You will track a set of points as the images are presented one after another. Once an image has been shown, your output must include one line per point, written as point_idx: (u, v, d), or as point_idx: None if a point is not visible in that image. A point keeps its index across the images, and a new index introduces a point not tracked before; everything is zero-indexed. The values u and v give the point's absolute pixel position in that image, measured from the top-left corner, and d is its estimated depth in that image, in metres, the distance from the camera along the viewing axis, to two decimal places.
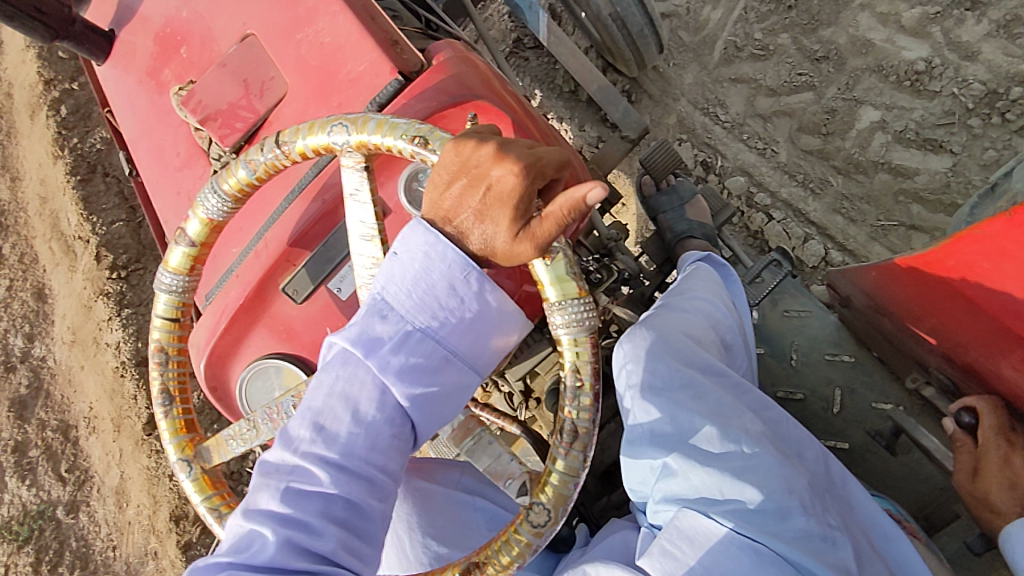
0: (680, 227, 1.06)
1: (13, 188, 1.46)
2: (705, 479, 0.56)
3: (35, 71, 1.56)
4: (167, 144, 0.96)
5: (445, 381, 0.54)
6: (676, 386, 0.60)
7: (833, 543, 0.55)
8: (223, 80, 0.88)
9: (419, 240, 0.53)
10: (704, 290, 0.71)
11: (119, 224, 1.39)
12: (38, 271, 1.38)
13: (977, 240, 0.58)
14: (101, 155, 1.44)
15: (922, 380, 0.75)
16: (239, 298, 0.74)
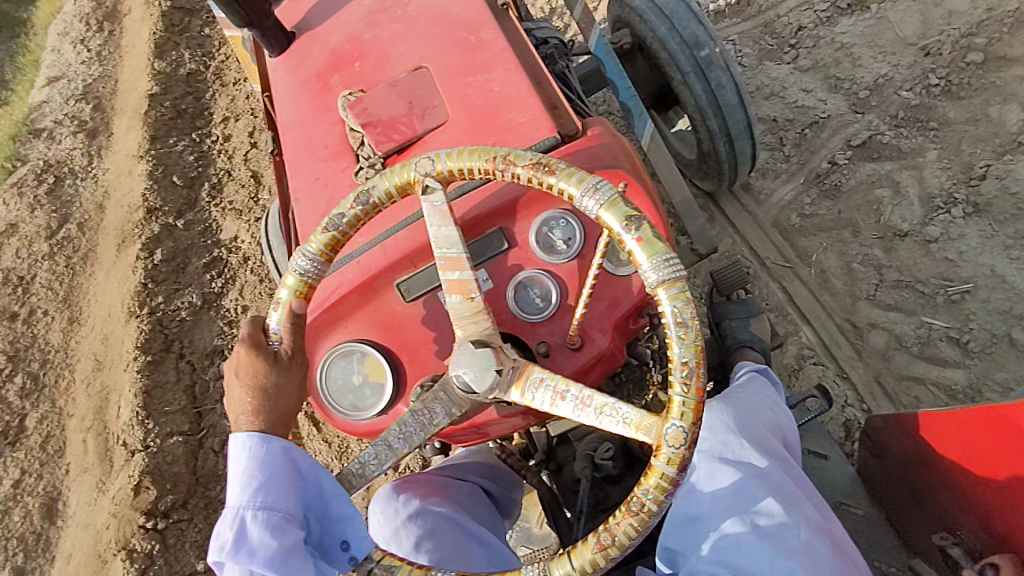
0: (742, 336, 1.03)
1: (68, 333, 1.30)
2: (758, 561, 0.57)
3: (140, 192, 1.43)
4: (318, 135, 1.04)
5: (297, 538, 0.63)
6: (743, 461, 0.64)
7: None
8: (391, 98, 0.99)
9: (235, 456, 0.66)
10: (774, 392, 0.77)
11: (178, 437, 1.19)
12: (60, 470, 1.19)
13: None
14: (184, 330, 1.28)
15: (949, 539, 0.81)
16: (354, 283, 0.83)
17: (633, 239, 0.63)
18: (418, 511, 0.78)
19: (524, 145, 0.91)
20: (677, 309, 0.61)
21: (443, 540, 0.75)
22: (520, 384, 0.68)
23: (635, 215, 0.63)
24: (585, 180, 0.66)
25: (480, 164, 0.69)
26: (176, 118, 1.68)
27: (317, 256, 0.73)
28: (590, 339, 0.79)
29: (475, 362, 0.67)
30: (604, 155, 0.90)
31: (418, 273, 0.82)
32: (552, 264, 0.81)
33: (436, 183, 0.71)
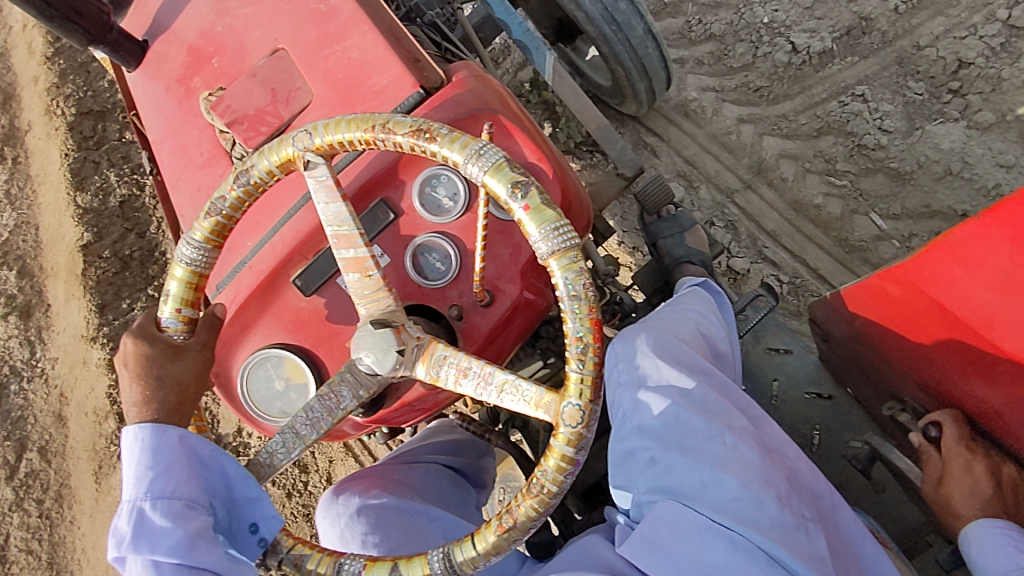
0: (678, 252, 1.24)
1: None
2: (684, 470, 0.70)
3: (103, 391, 1.36)
4: (191, 144, 1.01)
5: (199, 524, 0.68)
6: (665, 382, 0.75)
7: (808, 533, 0.67)
8: (252, 88, 0.96)
9: (130, 442, 0.70)
10: (699, 304, 0.89)
11: None
12: None
13: (952, 246, 0.69)
14: None
15: (897, 408, 0.90)
16: (251, 289, 0.88)
17: (521, 208, 0.67)
18: (363, 507, 0.99)
19: (390, 108, 0.90)
20: (571, 280, 0.66)
21: (389, 530, 0.94)
22: (426, 360, 0.71)
23: (521, 180, 0.67)
24: (468, 145, 0.68)
25: (360, 135, 0.69)
26: (121, 270, 1.43)
27: (203, 246, 0.74)
28: (500, 292, 0.85)
29: (378, 342, 0.69)
30: (470, 102, 0.90)
31: (311, 265, 0.86)
32: (443, 225, 0.85)
33: (318, 158, 0.72)
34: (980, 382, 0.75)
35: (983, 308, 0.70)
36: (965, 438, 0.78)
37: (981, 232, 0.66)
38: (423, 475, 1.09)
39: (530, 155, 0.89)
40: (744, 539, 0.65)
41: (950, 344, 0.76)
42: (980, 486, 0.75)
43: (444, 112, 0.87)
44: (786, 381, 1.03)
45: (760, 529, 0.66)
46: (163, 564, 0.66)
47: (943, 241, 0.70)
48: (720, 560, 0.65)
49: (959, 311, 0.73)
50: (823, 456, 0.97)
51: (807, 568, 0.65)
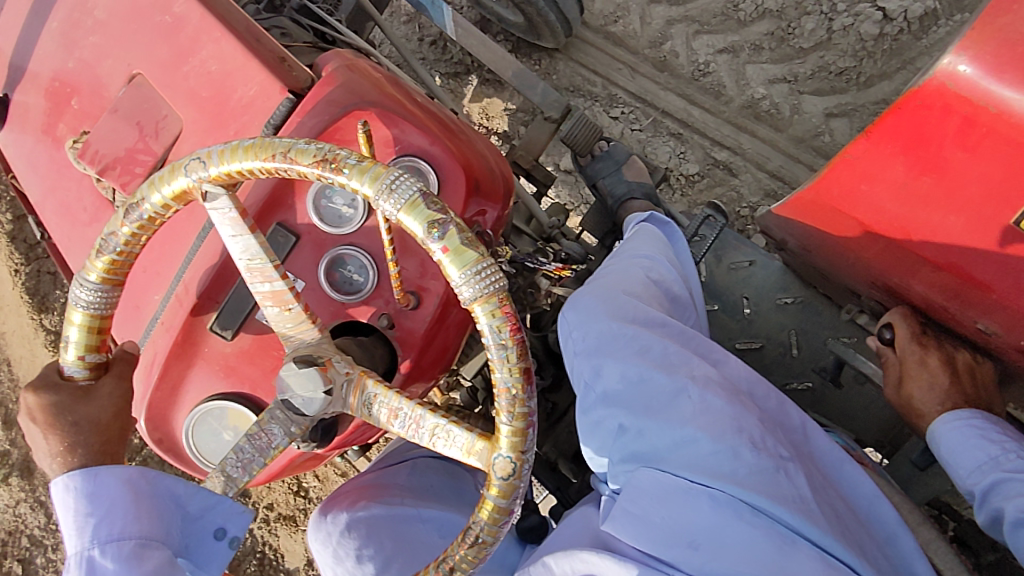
0: (620, 191, 1.41)
1: None
2: (658, 432, 0.83)
3: None
4: (71, 201, 1.24)
5: (156, 557, 0.71)
6: (626, 341, 0.90)
7: (785, 472, 0.81)
8: (119, 127, 1.15)
9: (60, 493, 0.71)
10: (648, 253, 1.06)
11: None
12: None
13: (850, 163, 0.83)
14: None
15: (857, 309, 1.11)
16: (167, 346, 1.04)
17: (440, 250, 0.65)
18: (353, 523, 1.06)
19: (262, 111, 1.13)
20: (495, 327, 0.66)
21: (384, 541, 1.03)
22: (357, 395, 0.74)
23: (438, 220, 0.65)
24: (379, 178, 0.65)
25: (260, 164, 0.66)
26: None
27: (100, 287, 0.72)
28: (426, 291, 1.07)
29: (303, 384, 0.71)
30: (352, 96, 1.16)
31: (222, 310, 1.03)
32: (344, 236, 1.07)
33: (218, 189, 0.69)
34: (914, 281, 0.89)
35: (888, 213, 0.83)
36: (917, 335, 0.95)
37: (867, 148, 0.80)
38: (410, 473, 1.18)
39: (426, 140, 1.13)
40: (725, 495, 0.78)
41: (872, 242, 0.89)
42: (935, 380, 0.93)
43: (325, 112, 1.12)
44: (752, 297, 1.19)
45: (739, 481, 0.78)
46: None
47: (842, 160, 0.84)
48: (706, 516, 0.77)
49: (878, 219, 0.85)
50: (805, 356, 1.16)
51: (787, 510, 0.77)
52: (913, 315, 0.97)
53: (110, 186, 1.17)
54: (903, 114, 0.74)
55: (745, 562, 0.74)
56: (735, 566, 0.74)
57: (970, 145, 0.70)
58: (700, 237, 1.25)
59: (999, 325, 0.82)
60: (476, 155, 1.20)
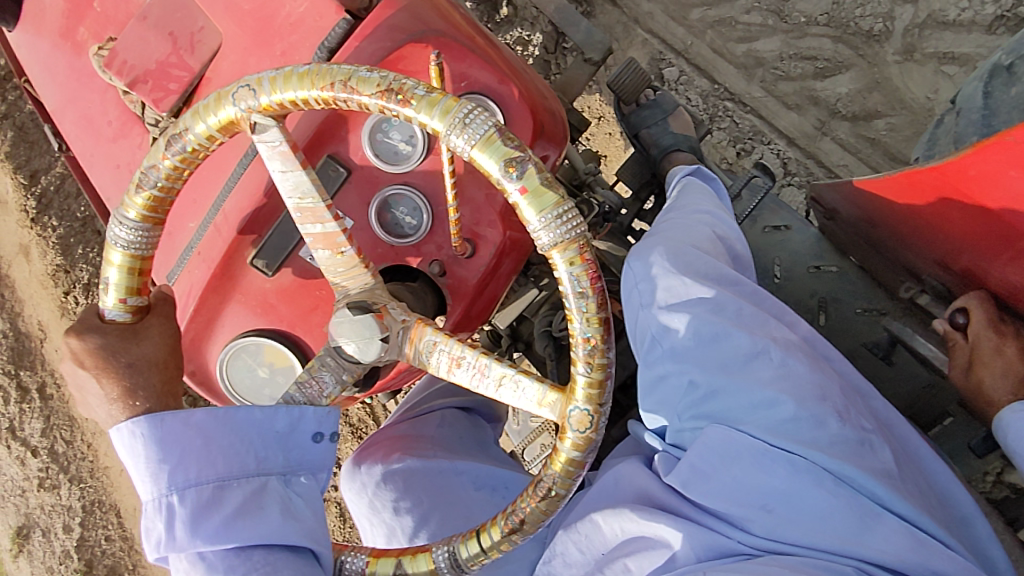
0: (665, 142, 1.31)
1: None
2: (736, 395, 0.75)
3: None
4: (96, 114, 1.14)
5: (238, 497, 0.66)
6: (695, 299, 0.78)
7: (866, 442, 0.74)
8: (151, 39, 1.06)
9: (126, 439, 0.67)
10: (706, 205, 0.97)
11: None
12: None
13: (1006, 145, 0.76)
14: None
15: (916, 289, 1.03)
16: (207, 277, 0.97)
17: (517, 191, 0.61)
18: (388, 474, 1.02)
19: (314, 31, 1.04)
20: (575, 275, 0.62)
21: (422, 495, 0.98)
22: (414, 343, 0.70)
23: (515, 157, 0.61)
24: (451, 113, 0.61)
25: (316, 94, 0.62)
26: None
27: (138, 225, 0.67)
28: (482, 240, 0.99)
29: (360, 331, 0.66)
30: (413, 23, 1.04)
31: (267, 243, 0.94)
32: (398, 175, 0.98)
33: (268, 121, 0.64)
34: (1003, 266, 0.87)
35: None
36: (995, 322, 0.89)
37: None
38: (439, 424, 1.11)
39: (495, 76, 1.03)
40: (804, 461, 0.72)
41: (989, 225, 0.85)
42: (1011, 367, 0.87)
43: (386, 39, 1.02)
44: (787, 261, 1.17)
45: (823, 450, 0.73)
46: (210, 552, 0.65)
47: (998, 141, 0.77)
48: (783, 480, 0.72)
49: (1011, 208, 0.80)
50: (833, 325, 1.10)
51: (875, 482, 0.72)
52: (990, 299, 0.90)
53: (140, 101, 1.07)
54: None
55: (817, 530, 0.71)
56: (807, 534, 0.72)
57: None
58: (740, 200, 1.23)
59: None
60: (538, 94, 1.09)
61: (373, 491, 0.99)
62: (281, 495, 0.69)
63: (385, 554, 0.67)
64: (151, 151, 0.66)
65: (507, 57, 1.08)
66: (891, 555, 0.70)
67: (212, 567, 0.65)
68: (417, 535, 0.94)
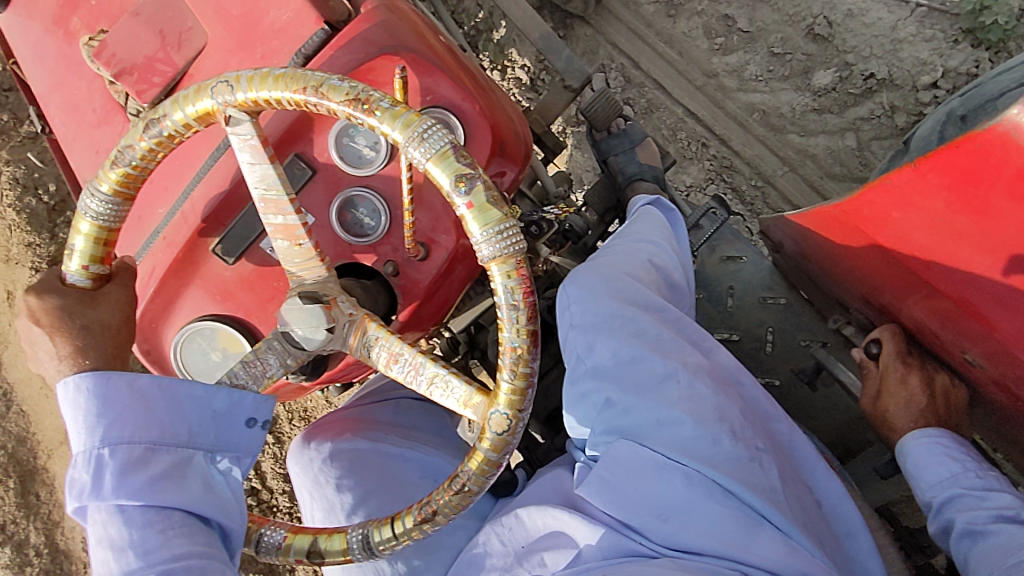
0: (630, 171, 1.40)
1: None
2: (647, 410, 0.84)
3: None
4: (79, 98, 1.23)
5: (166, 462, 0.69)
6: (619, 322, 0.89)
7: (758, 460, 0.84)
8: (139, 34, 1.15)
9: (70, 392, 0.69)
10: (647, 234, 1.06)
11: None
12: None
13: (889, 189, 0.86)
14: None
15: (843, 320, 1.17)
16: (169, 261, 1.04)
17: (464, 205, 0.64)
18: (333, 453, 1.10)
19: (296, 42, 1.13)
20: (510, 288, 0.66)
21: (364, 475, 1.05)
22: (357, 337, 0.74)
23: (467, 176, 0.64)
24: (411, 126, 0.64)
25: (289, 95, 0.66)
26: None
27: (110, 199, 0.71)
28: (436, 245, 1.07)
29: (306, 319, 0.71)
30: (386, 37, 1.13)
31: (228, 234, 1.02)
32: (362, 178, 1.06)
33: (243, 113, 0.69)
34: (910, 298, 0.96)
35: (914, 240, 0.88)
36: (902, 354, 1.02)
37: (914, 177, 0.83)
38: (392, 412, 1.20)
39: (461, 94, 1.13)
40: (698, 474, 0.81)
41: (891, 264, 0.95)
42: (912, 398, 0.98)
43: (360, 50, 1.11)
44: (740, 288, 1.28)
45: (714, 464, 0.81)
46: (128, 507, 0.67)
47: (881, 184, 0.87)
48: (679, 492, 0.81)
49: (899, 246, 0.91)
50: (778, 353, 1.22)
51: (757, 496, 0.80)
52: (900, 334, 1.03)
53: (124, 91, 1.16)
54: (961, 152, 0.76)
55: (708, 535, 0.78)
56: (697, 540, 0.79)
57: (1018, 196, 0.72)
58: (700, 230, 1.32)
59: (984, 357, 0.89)
60: (506, 114, 1.20)
61: (317, 467, 1.08)
62: (206, 471, 0.72)
63: (303, 531, 0.72)
64: (129, 133, 0.70)
65: (475, 76, 1.18)
66: (770, 563, 0.77)
67: (128, 522, 0.67)
68: (354, 512, 1.01)
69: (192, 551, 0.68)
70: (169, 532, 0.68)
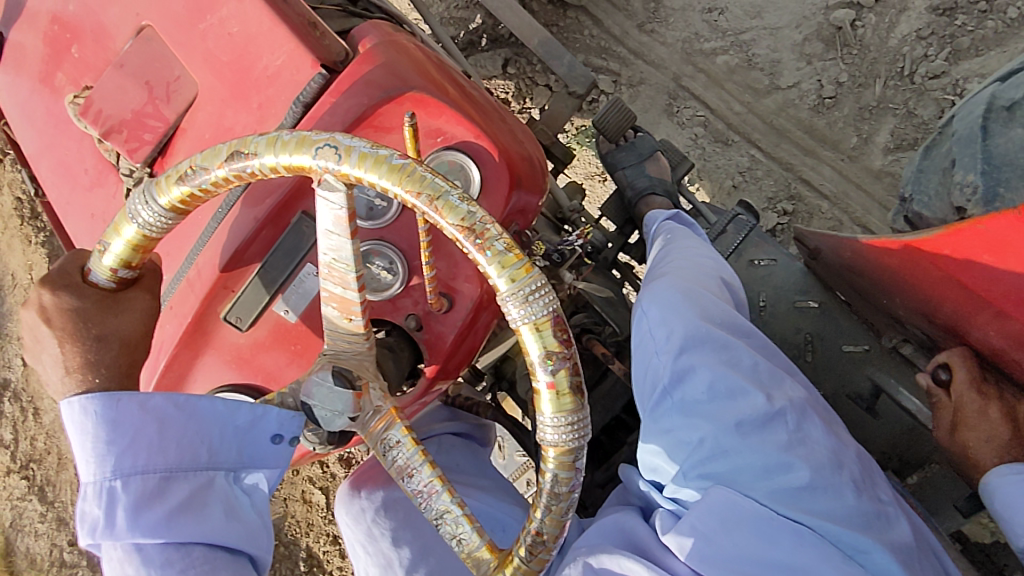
0: (641, 185, 1.36)
1: None
2: (752, 455, 0.80)
3: None
4: (69, 158, 1.13)
5: (183, 491, 0.70)
6: (711, 342, 0.86)
7: (882, 517, 0.81)
8: (127, 86, 1.05)
9: (79, 414, 0.69)
10: (708, 257, 1.04)
11: None
12: None
13: (980, 233, 0.80)
14: None
15: (899, 338, 1.06)
16: (177, 334, 0.93)
17: (544, 383, 0.59)
18: (390, 502, 0.98)
19: (292, 91, 1.00)
20: (558, 479, 0.60)
21: (423, 529, 0.95)
22: (372, 433, 0.67)
23: (557, 354, 0.58)
24: (518, 284, 0.58)
25: (399, 192, 0.58)
26: None
27: (165, 213, 0.65)
28: (458, 294, 0.96)
29: (331, 403, 0.66)
30: (389, 76, 1.01)
31: (238, 299, 0.91)
32: (375, 229, 0.96)
33: (339, 184, 0.61)
34: (987, 331, 0.86)
35: (1007, 283, 0.80)
36: (979, 381, 0.88)
37: (1013, 224, 0.76)
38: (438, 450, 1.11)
39: (474, 134, 1.02)
40: (814, 532, 0.77)
41: (973, 301, 0.85)
42: (994, 433, 0.86)
43: (358, 93, 0.99)
44: (772, 296, 1.18)
45: (835, 520, 0.78)
46: (146, 545, 0.69)
47: (971, 227, 0.81)
48: (789, 552, 0.75)
49: (989, 288, 0.82)
50: (820, 364, 1.12)
51: (885, 556, 0.77)
52: (975, 359, 0.89)
53: (115, 151, 1.06)
54: None
55: None
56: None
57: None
58: (725, 236, 1.25)
59: None
60: (523, 145, 1.09)
61: (372, 519, 0.96)
62: (228, 493, 0.73)
63: None
64: (200, 158, 0.63)
65: (488, 113, 1.08)
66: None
67: (147, 561, 0.69)
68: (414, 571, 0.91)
69: None
70: (190, 571, 0.69)
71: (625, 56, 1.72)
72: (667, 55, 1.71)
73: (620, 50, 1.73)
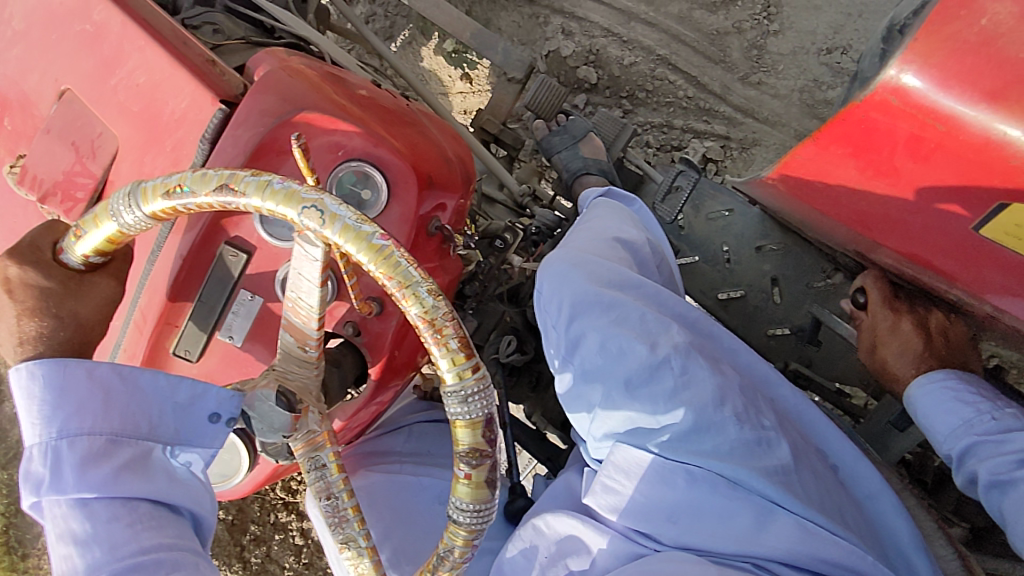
0: (576, 166, 1.41)
1: None
2: (643, 409, 0.83)
3: None
4: (17, 226, 1.19)
5: (128, 452, 0.70)
6: (602, 304, 0.90)
7: (766, 442, 0.83)
8: (57, 149, 1.10)
9: (26, 377, 0.70)
10: (615, 226, 1.08)
11: None
12: None
13: (801, 160, 0.85)
14: None
15: (832, 269, 1.16)
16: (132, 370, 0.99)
17: (462, 473, 0.63)
18: (358, 487, 1.10)
19: (198, 128, 1.04)
20: (452, 547, 0.64)
21: (385, 512, 1.05)
22: (306, 451, 0.71)
23: (482, 450, 0.63)
24: (463, 384, 0.61)
25: (371, 273, 0.59)
26: None
27: (148, 221, 0.65)
28: (388, 295, 1.02)
29: (269, 423, 0.70)
30: (282, 102, 1.05)
31: (185, 329, 0.96)
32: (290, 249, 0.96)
33: (318, 241, 0.61)
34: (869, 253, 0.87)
35: (849, 201, 0.82)
36: (889, 300, 0.99)
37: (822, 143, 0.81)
38: (407, 438, 1.17)
39: (370, 143, 1.05)
40: (701, 470, 0.80)
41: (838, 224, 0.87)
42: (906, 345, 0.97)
43: (249, 123, 1.02)
44: (733, 241, 1.24)
45: (721, 457, 0.80)
46: (91, 501, 0.69)
47: (794, 160, 0.86)
48: (683, 493, 0.79)
49: (835, 210, 0.85)
50: (787, 302, 1.20)
51: (766, 483, 0.80)
52: (884, 278, 1.01)
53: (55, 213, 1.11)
54: (850, 123, 0.76)
55: (721, 533, 0.78)
56: (711, 540, 0.78)
57: (921, 157, 0.72)
58: (673, 193, 1.30)
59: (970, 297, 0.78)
60: (424, 147, 1.14)
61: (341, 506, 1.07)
62: (170, 463, 0.74)
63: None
64: (186, 181, 0.62)
65: (382, 124, 1.12)
66: (781, 550, 0.77)
67: (92, 516, 0.69)
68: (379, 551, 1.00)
69: (161, 543, 0.70)
70: (137, 526, 0.70)
71: (732, 113, 1.75)
72: (782, 108, 1.72)
73: (725, 109, 1.75)
